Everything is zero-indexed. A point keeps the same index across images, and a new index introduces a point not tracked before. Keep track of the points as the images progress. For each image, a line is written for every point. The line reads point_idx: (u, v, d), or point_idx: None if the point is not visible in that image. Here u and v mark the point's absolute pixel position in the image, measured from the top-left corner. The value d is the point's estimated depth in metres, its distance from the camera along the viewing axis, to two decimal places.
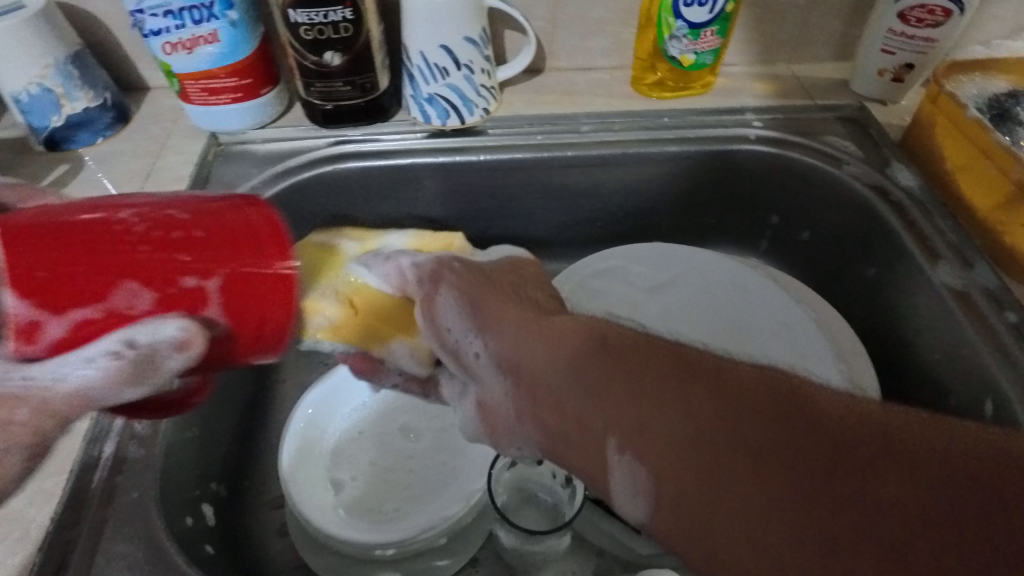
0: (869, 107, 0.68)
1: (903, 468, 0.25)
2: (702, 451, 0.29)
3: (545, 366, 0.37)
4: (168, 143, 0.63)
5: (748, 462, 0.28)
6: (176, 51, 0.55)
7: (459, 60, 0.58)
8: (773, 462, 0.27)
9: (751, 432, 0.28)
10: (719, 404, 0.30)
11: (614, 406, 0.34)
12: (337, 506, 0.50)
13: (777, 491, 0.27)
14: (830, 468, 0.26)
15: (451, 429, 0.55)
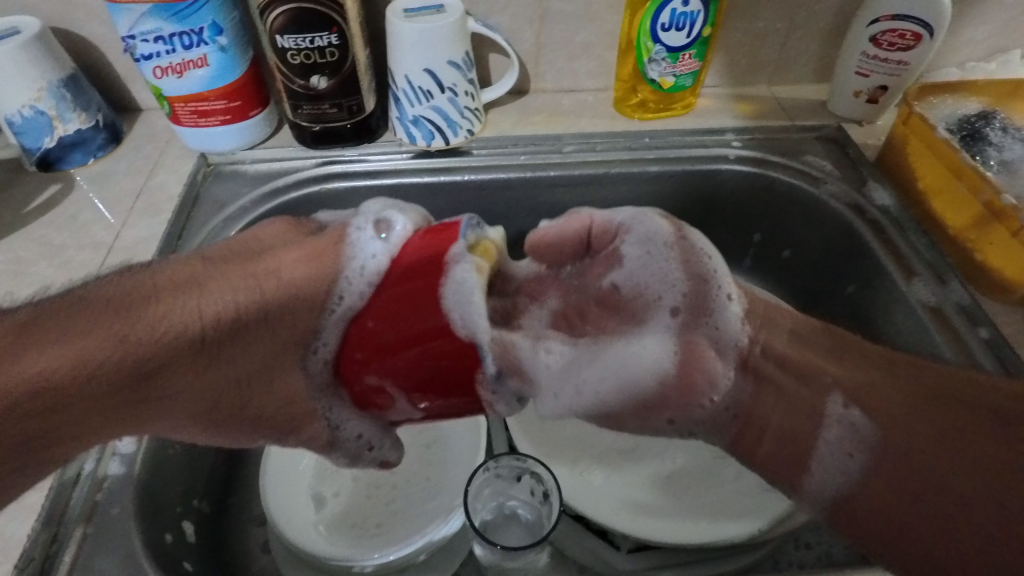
0: (847, 128, 0.69)
1: (978, 433, 0.35)
2: (938, 405, 0.36)
3: (806, 369, 0.41)
4: (159, 163, 0.64)
5: (942, 393, 0.37)
6: (166, 74, 0.57)
7: (443, 82, 0.60)
8: (915, 394, 0.37)
9: (915, 382, 0.38)
10: (876, 359, 0.40)
11: (793, 403, 0.40)
12: (318, 522, 0.50)
13: (944, 459, 0.35)
14: (935, 404, 0.37)
15: (435, 446, 0.55)
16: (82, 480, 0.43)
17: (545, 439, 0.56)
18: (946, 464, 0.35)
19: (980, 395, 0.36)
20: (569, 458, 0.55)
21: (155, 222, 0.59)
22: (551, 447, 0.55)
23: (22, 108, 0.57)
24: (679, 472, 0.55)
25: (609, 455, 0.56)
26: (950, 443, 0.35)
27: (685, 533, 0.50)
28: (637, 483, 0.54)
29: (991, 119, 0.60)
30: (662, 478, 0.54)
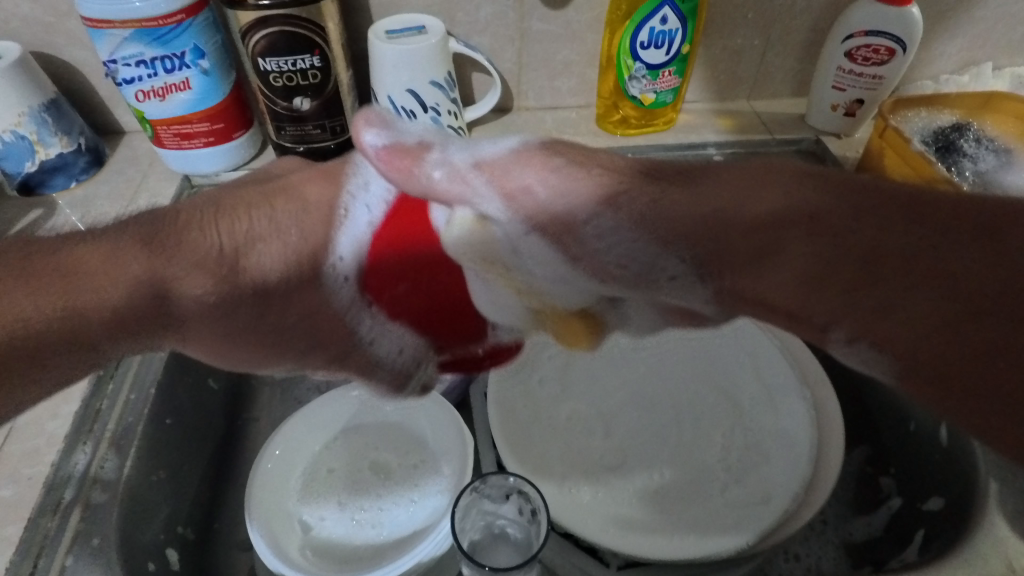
0: (825, 140, 0.70)
1: (987, 265, 0.27)
2: (907, 297, 0.28)
3: (727, 225, 0.31)
4: (142, 186, 0.64)
5: (948, 277, 0.27)
6: (148, 98, 0.57)
7: (426, 102, 0.60)
8: (927, 283, 0.27)
9: (931, 261, 0.28)
10: (859, 230, 0.29)
11: (757, 264, 0.31)
12: (304, 545, 0.49)
13: (920, 307, 0.28)
14: (939, 292, 0.27)
15: (422, 465, 0.55)
16: (62, 509, 0.42)
17: (533, 455, 0.56)
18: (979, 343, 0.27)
19: (981, 284, 0.27)
20: (557, 474, 0.55)
21: None
22: (539, 465, 0.55)
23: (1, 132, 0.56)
24: (667, 486, 0.55)
25: (597, 470, 0.55)
26: (955, 365, 0.28)
27: (673, 548, 0.50)
28: (625, 498, 0.54)
29: (965, 130, 0.61)
30: (651, 492, 0.54)
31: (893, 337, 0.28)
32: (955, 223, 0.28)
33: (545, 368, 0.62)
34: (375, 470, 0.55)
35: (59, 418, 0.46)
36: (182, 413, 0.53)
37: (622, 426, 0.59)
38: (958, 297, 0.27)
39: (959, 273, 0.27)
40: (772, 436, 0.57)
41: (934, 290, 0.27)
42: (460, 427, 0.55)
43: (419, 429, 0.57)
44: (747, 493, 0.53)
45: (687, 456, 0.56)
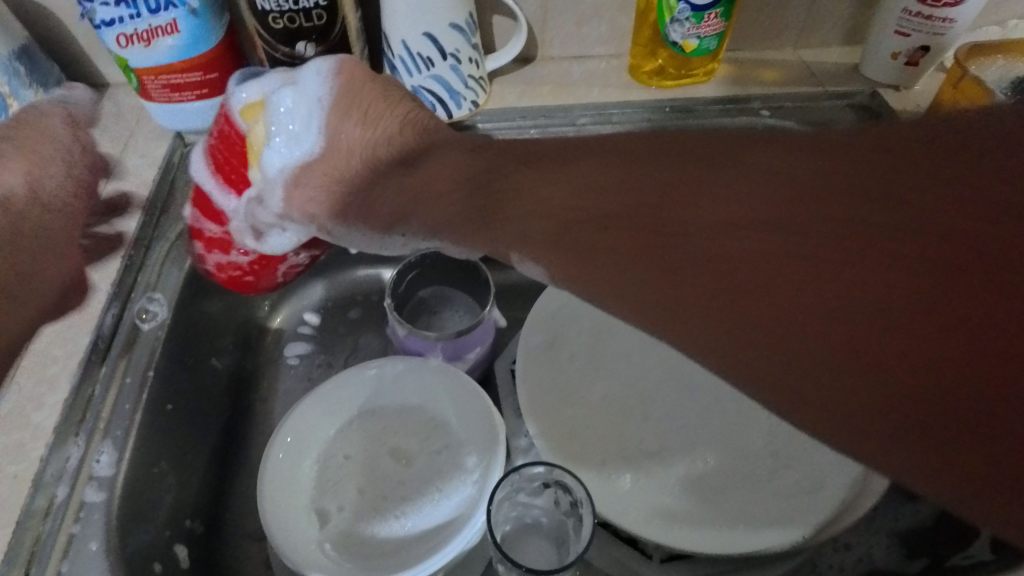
0: (882, 94, 0.64)
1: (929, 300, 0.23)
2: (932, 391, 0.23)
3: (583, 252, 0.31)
4: (130, 145, 0.58)
5: (897, 353, 0.23)
6: (131, 43, 0.50)
7: (445, 49, 0.53)
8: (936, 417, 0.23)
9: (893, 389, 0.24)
10: (695, 241, 0.27)
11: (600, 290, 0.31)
12: (324, 539, 0.46)
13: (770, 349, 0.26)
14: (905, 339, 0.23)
15: (445, 449, 0.51)
16: (54, 510, 0.38)
17: (566, 440, 0.52)
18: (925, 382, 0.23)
19: (904, 269, 0.23)
20: (594, 461, 0.51)
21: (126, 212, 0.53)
22: (572, 450, 0.51)
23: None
24: (712, 473, 0.50)
25: (637, 454, 0.51)
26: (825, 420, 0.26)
27: (724, 542, 0.46)
28: (667, 486, 0.50)
29: None
30: (695, 479, 0.50)
31: (903, 458, 0.24)
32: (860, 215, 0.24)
33: (574, 344, 0.58)
34: (395, 454, 0.51)
35: (46, 408, 0.41)
36: (183, 398, 0.48)
37: (659, 407, 0.54)
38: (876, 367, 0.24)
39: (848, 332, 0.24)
40: None
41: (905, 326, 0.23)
42: (487, 410, 0.50)
43: (441, 410, 0.53)
44: (798, 481, 0.49)
45: (733, 441, 0.52)
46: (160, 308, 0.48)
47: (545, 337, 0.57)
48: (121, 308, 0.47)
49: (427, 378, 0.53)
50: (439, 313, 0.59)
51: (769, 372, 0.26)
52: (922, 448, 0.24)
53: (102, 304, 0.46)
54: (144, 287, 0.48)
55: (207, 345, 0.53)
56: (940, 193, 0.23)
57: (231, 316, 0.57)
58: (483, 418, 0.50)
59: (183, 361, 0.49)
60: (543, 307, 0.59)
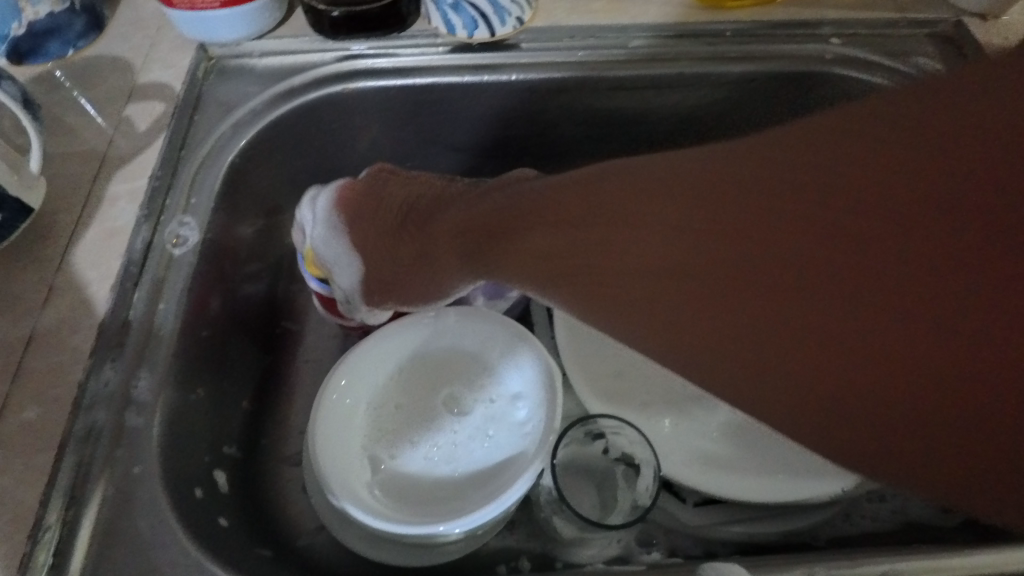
0: (967, 23, 0.57)
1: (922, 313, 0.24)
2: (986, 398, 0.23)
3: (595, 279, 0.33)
4: (152, 56, 0.54)
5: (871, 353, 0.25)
6: None
7: None
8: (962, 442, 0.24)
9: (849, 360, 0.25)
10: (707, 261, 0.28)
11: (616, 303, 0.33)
12: (374, 484, 0.45)
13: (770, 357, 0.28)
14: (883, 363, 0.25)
15: (497, 398, 0.48)
16: (97, 435, 0.38)
17: (606, 382, 0.50)
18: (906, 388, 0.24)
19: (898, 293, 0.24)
20: (632, 400, 0.50)
21: (152, 129, 0.50)
22: (613, 391, 0.50)
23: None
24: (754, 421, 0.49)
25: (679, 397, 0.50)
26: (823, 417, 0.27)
27: (766, 490, 0.45)
28: (708, 431, 0.49)
29: None
30: (736, 426, 0.49)
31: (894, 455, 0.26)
32: (857, 124, 0.26)
33: None
34: (444, 398, 0.50)
35: (83, 331, 0.40)
36: (218, 325, 0.47)
37: None
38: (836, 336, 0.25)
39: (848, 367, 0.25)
40: None
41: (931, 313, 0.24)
42: (545, 363, 0.47)
43: (495, 359, 0.50)
44: None
45: None
46: (192, 233, 0.46)
47: None
48: (152, 232, 0.45)
49: (488, 329, 0.50)
50: None
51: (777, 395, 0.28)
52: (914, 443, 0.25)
53: (132, 227, 0.45)
54: (175, 210, 0.46)
55: (240, 272, 0.52)
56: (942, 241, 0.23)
57: (262, 242, 0.55)
58: (541, 371, 0.47)
59: (217, 288, 0.48)
60: None
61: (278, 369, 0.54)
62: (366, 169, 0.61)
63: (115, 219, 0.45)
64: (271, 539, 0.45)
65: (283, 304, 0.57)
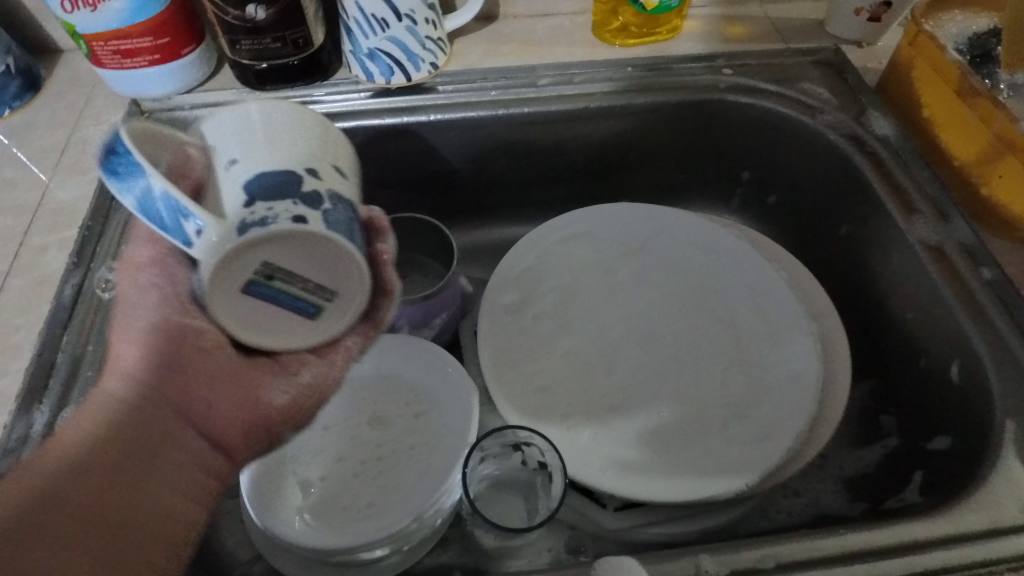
0: (845, 50, 0.63)
1: None
2: None
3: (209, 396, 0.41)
4: (86, 112, 0.57)
5: None
6: (78, 8, 0.49)
7: (400, 10, 0.52)
8: None
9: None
10: None
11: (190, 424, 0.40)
12: (303, 509, 0.47)
13: None
14: None
15: (422, 416, 0.52)
16: None
17: (528, 398, 0.53)
18: None
19: None
20: (553, 414, 0.53)
21: (84, 181, 0.53)
22: (535, 406, 0.53)
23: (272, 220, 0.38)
24: (667, 426, 0.52)
25: (598, 409, 0.53)
26: None
27: (676, 491, 0.48)
28: (624, 439, 0.51)
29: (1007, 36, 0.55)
30: (650, 432, 0.52)
31: None
32: None
33: (539, 304, 0.59)
34: (371, 420, 0.53)
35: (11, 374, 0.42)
36: None
37: (622, 363, 0.56)
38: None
39: None
40: (775, 372, 0.53)
41: None
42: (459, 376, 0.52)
43: (418, 378, 0.54)
44: (748, 431, 0.51)
45: (687, 395, 0.54)
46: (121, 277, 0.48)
47: (515, 298, 0.58)
48: (82, 278, 0.47)
49: (410, 353, 0.54)
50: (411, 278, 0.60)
51: None
52: None
53: (61, 275, 0.47)
54: (105, 257, 0.49)
55: None
56: None
57: None
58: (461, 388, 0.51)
59: None
60: (509, 267, 0.60)
61: None
62: None
63: (45, 268, 0.48)
64: (204, 568, 0.46)
65: None
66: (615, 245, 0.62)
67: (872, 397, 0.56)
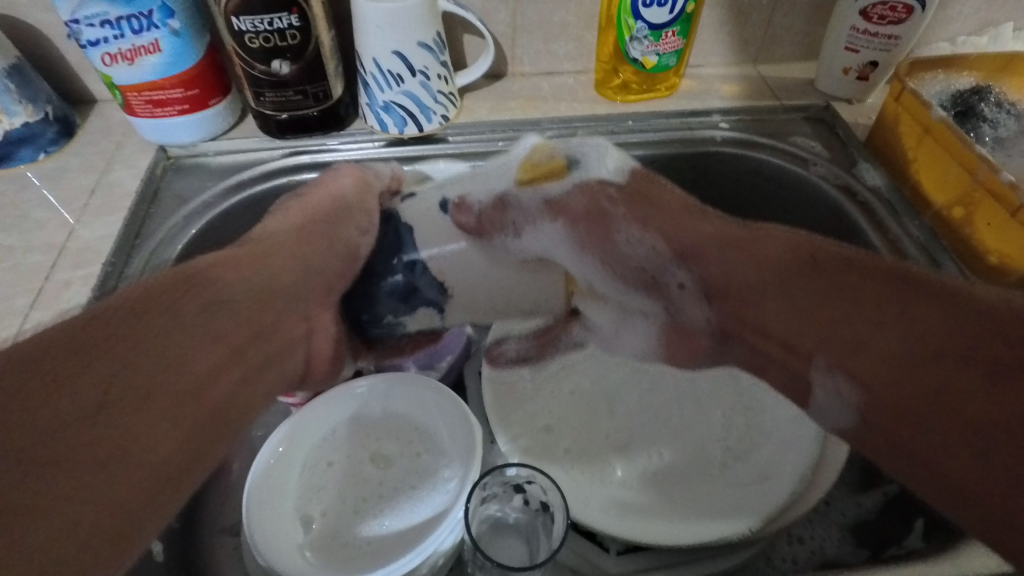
0: (835, 106, 0.67)
1: (932, 388, 0.35)
2: (935, 411, 0.35)
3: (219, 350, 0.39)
4: (117, 157, 0.61)
5: (953, 409, 0.34)
6: (116, 62, 0.53)
7: (414, 66, 0.56)
8: (926, 472, 0.36)
9: (937, 348, 0.36)
10: (878, 336, 0.38)
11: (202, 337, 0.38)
12: (304, 546, 0.47)
13: (924, 376, 0.36)
14: (920, 402, 0.36)
15: (425, 454, 0.53)
16: None
17: (532, 439, 0.53)
18: (966, 476, 0.34)
19: (972, 462, 0.33)
20: (552, 454, 0.53)
21: (110, 221, 0.56)
22: (539, 445, 0.53)
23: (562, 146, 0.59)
24: (667, 468, 0.53)
25: (600, 447, 0.54)
26: (945, 472, 0.35)
27: (680, 533, 0.48)
28: (626, 481, 0.52)
29: (986, 93, 0.58)
30: (651, 474, 0.52)
31: (909, 470, 0.37)
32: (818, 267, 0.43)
33: (544, 346, 0.60)
34: (374, 459, 0.53)
35: None
36: None
37: (625, 404, 0.57)
38: (939, 359, 0.35)
39: (905, 361, 0.37)
40: (774, 417, 0.54)
41: (921, 343, 0.36)
42: (467, 415, 0.52)
43: (425, 419, 0.55)
44: (747, 473, 0.51)
45: (687, 437, 0.55)
46: None
47: (523, 344, 0.59)
48: None
49: (419, 392, 0.54)
50: None
51: (908, 389, 0.37)
52: (885, 371, 0.38)
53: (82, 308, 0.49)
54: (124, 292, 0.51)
55: None
56: (974, 416, 0.33)
57: None
58: (463, 426, 0.52)
59: None
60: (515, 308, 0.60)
61: None
62: None
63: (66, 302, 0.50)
64: None
65: None
66: None
67: None
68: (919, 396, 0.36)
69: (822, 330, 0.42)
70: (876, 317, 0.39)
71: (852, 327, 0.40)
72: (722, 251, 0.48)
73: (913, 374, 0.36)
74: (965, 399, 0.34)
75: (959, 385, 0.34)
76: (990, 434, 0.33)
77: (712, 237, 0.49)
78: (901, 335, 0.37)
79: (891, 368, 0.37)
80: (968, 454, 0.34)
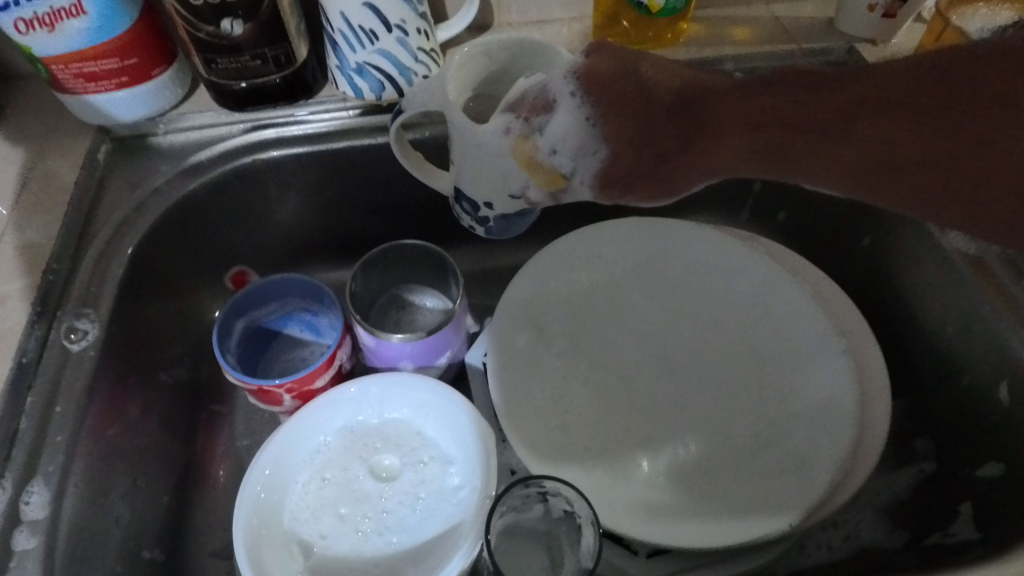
0: (858, 49, 0.60)
1: (835, 124, 0.34)
2: (899, 164, 0.34)
3: None
4: (49, 141, 0.52)
5: (843, 155, 0.35)
6: (33, 29, 0.44)
7: (389, 20, 0.48)
8: (916, 170, 0.34)
9: (872, 135, 0.34)
10: (796, 130, 0.35)
11: None
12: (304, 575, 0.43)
13: (818, 138, 0.35)
14: (876, 156, 0.34)
15: (430, 461, 0.48)
16: None
17: (547, 438, 0.49)
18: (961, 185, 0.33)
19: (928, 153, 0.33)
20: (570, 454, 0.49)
21: (48, 219, 0.48)
22: (556, 446, 0.49)
23: (515, 111, 0.41)
24: (694, 462, 0.49)
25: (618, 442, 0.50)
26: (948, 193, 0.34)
27: (715, 535, 0.44)
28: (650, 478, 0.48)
29: None
30: (676, 469, 0.49)
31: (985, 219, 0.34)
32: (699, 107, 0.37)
33: (552, 334, 0.55)
34: (375, 470, 0.48)
35: None
36: (124, 422, 0.45)
37: (644, 390, 0.53)
38: (888, 164, 0.34)
39: (849, 143, 0.34)
40: (805, 397, 0.50)
41: (870, 150, 0.34)
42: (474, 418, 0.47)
43: (427, 423, 0.49)
44: (780, 461, 0.48)
45: (711, 424, 0.51)
46: (91, 325, 0.44)
47: (531, 333, 0.54)
48: (46, 330, 0.43)
49: (417, 393, 0.48)
50: (410, 306, 0.56)
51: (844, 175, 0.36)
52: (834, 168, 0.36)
53: (22, 326, 0.43)
54: (72, 302, 0.45)
55: (154, 360, 0.50)
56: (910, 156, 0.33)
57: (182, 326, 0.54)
58: (470, 429, 0.47)
59: (125, 381, 0.46)
60: (520, 292, 0.55)
61: (200, 458, 0.52)
62: (290, 236, 0.60)
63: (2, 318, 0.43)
64: None
65: (206, 387, 0.55)
66: (627, 263, 0.58)
67: (907, 415, 0.53)
68: (859, 171, 0.35)
69: (804, 124, 0.35)
70: (845, 115, 0.34)
71: (802, 137, 0.35)
72: (685, 141, 0.38)
73: (822, 170, 0.36)
74: (916, 154, 0.33)
75: (908, 126, 0.32)
76: (934, 162, 0.33)
77: (703, 159, 0.38)
78: (836, 134, 0.34)
79: (850, 129, 0.34)
80: (934, 180, 0.34)
